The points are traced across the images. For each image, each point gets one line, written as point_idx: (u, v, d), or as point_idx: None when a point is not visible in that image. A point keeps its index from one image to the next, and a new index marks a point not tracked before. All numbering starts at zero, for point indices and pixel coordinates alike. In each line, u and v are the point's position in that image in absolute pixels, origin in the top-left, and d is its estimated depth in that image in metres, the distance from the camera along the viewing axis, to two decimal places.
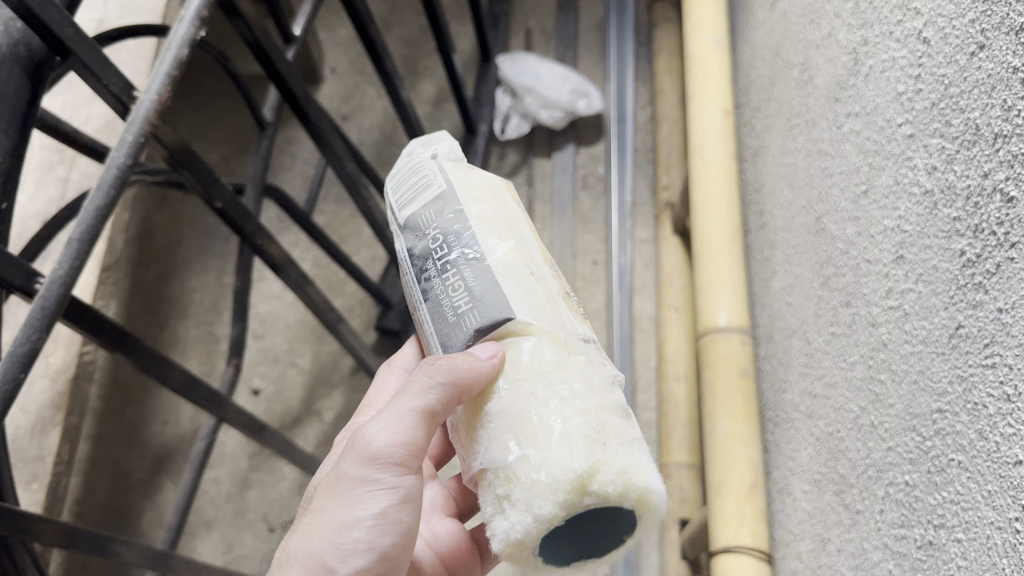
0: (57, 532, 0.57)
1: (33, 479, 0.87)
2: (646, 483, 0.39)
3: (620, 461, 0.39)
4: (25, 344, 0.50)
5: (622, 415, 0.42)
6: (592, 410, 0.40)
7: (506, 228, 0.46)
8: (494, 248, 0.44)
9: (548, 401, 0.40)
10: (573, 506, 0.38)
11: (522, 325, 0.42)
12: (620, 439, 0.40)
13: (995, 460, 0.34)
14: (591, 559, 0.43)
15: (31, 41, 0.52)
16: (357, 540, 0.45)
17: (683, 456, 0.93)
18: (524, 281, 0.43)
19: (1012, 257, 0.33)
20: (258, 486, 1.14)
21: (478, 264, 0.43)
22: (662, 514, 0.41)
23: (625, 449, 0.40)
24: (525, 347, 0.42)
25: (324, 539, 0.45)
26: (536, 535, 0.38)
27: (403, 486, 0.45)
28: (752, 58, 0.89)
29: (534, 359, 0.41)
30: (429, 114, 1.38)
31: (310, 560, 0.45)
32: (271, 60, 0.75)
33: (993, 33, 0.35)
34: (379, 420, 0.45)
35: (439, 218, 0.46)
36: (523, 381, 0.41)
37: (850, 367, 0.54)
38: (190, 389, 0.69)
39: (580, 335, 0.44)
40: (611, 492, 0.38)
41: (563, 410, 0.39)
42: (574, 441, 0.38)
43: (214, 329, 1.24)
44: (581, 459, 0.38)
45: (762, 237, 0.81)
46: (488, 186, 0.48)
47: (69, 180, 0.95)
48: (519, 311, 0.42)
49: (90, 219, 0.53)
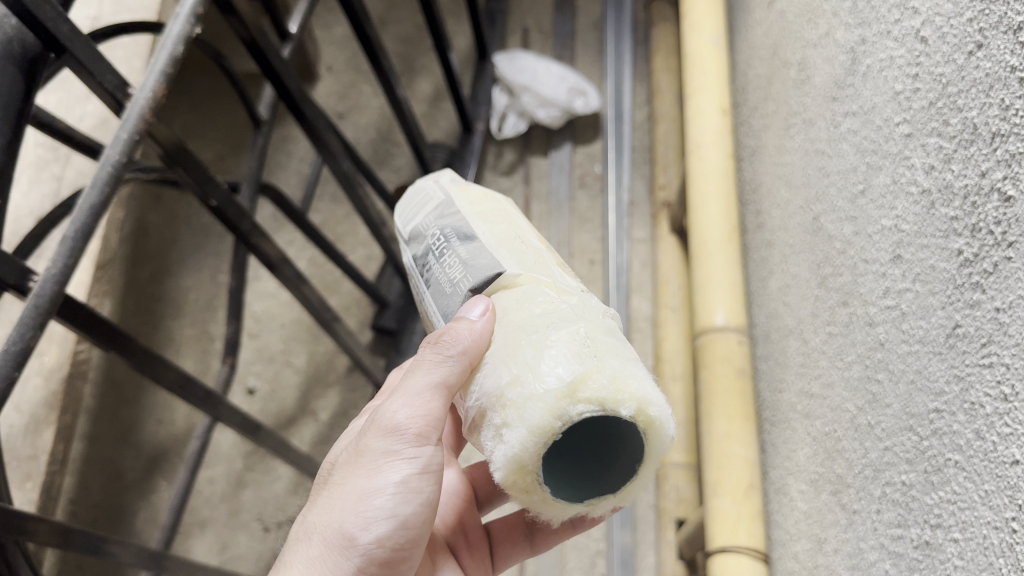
0: (52, 532, 0.57)
1: (27, 478, 0.86)
2: (642, 391, 0.38)
3: (612, 370, 0.38)
4: (18, 344, 0.49)
5: (616, 336, 0.41)
6: (582, 329, 0.40)
7: (498, 216, 0.47)
8: (486, 229, 0.46)
9: (536, 327, 0.40)
10: (568, 414, 0.36)
11: (511, 278, 0.43)
12: (612, 353, 0.39)
13: (991, 460, 0.34)
14: (607, 498, 0.40)
15: (25, 38, 0.50)
16: (377, 508, 0.45)
17: (680, 456, 0.93)
18: (516, 250, 0.45)
19: (1009, 257, 0.33)
20: (253, 486, 1.13)
21: (472, 242, 0.45)
22: (668, 432, 0.39)
23: (619, 361, 0.39)
24: (514, 294, 0.43)
25: (345, 510, 0.45)
26: (535, 451, 0.37)
27: (424, 456, 0.45)
28: (750, 58, 0.89)
29: (524, 298, 0.42)
30: (425, 112, 1.38)
31: (331, 529, 0.45)
32: (267, 59, 0.74)
33: (991, 32, 0.35)
34: (398, 395, 0.45)
35: (438, 219, 0.48)
36: (512, 316, 0.41)
37: (847, 366, 0.54)
38: (185, 388, 0.69)
39: (571, 284, 0.44)
40: (605, 397, 0.37)
41: (552, 332, 0.39)
42: (563, 354, 0.38)
43: (209, 327, 1.24)
44: (569, 367, 0.37)
45: (760, 237, 0.80)
46: (483, 189, 0.50)
47: (64, 178, 0.94)
48: (508, 265, 0.43)
49: (83, 217, 0.53)
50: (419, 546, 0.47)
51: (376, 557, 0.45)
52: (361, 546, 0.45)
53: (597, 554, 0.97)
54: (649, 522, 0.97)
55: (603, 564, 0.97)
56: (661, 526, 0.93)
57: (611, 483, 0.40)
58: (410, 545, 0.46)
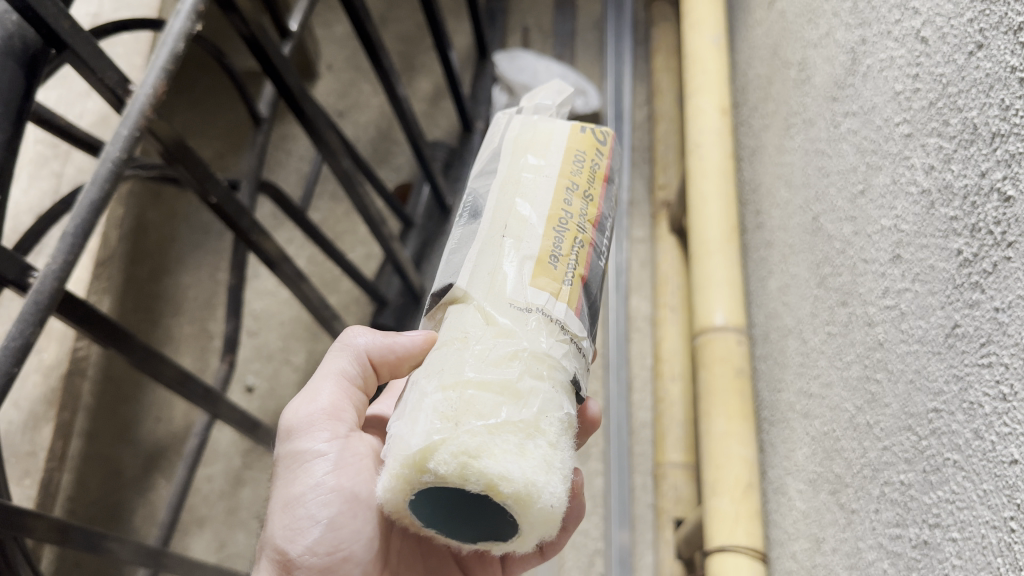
0: (50, 528, 0.57)
1: (25, 475, 0.86)
2: (491, 468, 0.33)
3: (462, 440, 0.33)
4: (18, 339, 0.49)
5: (508, 394, 0.35)
6: (463, 385, 0.35)
7: (508, 189, 0.43)
8: (487, 211, 0.43)
9: (430, 372, 0.38)
10: (414, 480, 0.34)
11: (461, 292, 0.40)
12: (480, 416, 0.34)
13: (989, 459, 0.34)
14: (505, 541, 0.38)
15: (26, 34, 0.50)
16: (302, 510, 0.46)
17: (679, 456, 0.93)
18: (488, 243, 0.41)
19: (1008, 257, 0.33)
20: (251, 484, 1.13)
21: (465, 227, 0.43)
22: (543, 502, 0.34)
23: (482, 428, 0.34)
24: (450, 314, 0.40)
25: (276, 523, 0.46)
26: (395, 505, 0.36)
27: (338, 449, 0.46)
28: (750, 57, 0.89)
29: (450, 326, 0.39)
30: (425, 112, 1.38)
31: (270, 544, 0.46)
32: (267, 56, 0.74)
33: (992, 32, 0.35)
34: (300, 398, 0.48)
35: (478, 175, 0.47)
36: (436, 348, 0.39)
37: (846, 366, 0.54)
38: (184, 385, 0.69)
39: (528, 306, 0.39)
40: (446, 473, 0.33)
41: (434, 385, 0.36)
42: (426, 412, 0.35)
43: (208, 325, 1.24)
44: (422, 432, 0.34)
45: (759, 236, 0.80)
46: (535, 142, 0.45)
47: (64, 174, 0.94)
48: (460, 278, 0.40)
49: (84, 213, 0.53)
50: (358, 543, 0.46)
51: (317, 562, 0.46)
52: (296, 554, 0.45)
53: (595, 554, 0.97)
54: (647, 521, 0.97)
55: (600, 564, 0.97)
56: (659, 526, 0.93)
57: (510, 525, 0.37)
58: (349, 542, 0.46)
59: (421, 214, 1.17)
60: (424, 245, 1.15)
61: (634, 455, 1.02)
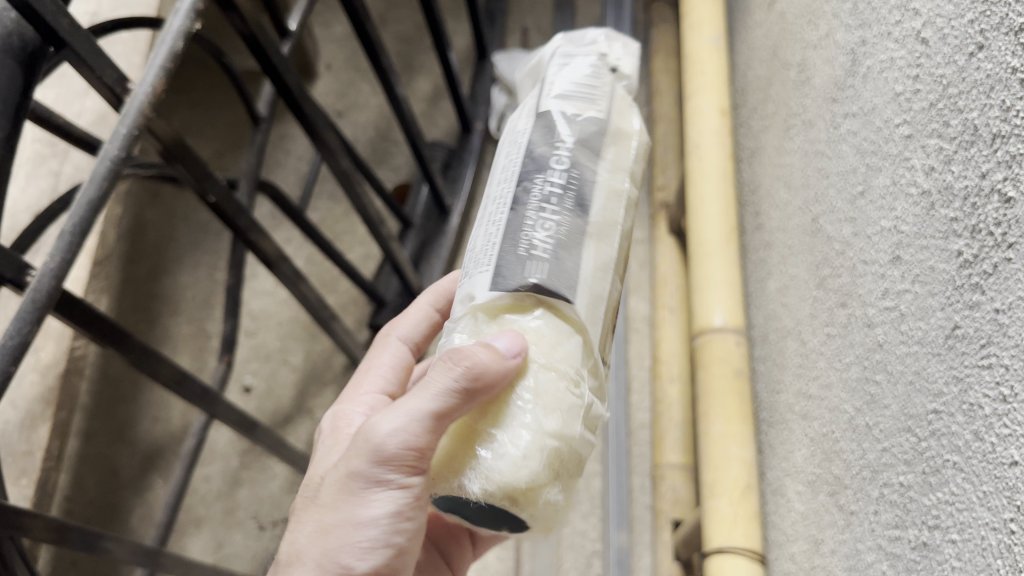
0: (47, 528, 0.56)
1: (22, 474, 0.86)
2: (553, 519, 0.38)
3: (554, 492, 0.37)
4: (15, 338, 0.49)
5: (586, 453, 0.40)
6: (573, 441, 0.38)
7: (620, 200, 0.43)
8: (601, 213, 0.42)
9: (549, 406, 0.37)
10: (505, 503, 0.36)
11: (581, 315, 0.39)
12: (568, 473, 0.38)
13: (990, 461, 0.34)
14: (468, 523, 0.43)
15: (24, 31, 0.50)
16: (345, 550, 0.41)
17: (677, 457, 0.93)
18: (602, 263, 0.41)
19: (1009, 258, 0.33)
20: (249, 484, 1.13)
21: (580, 218, 0.41)
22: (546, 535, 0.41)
23: (566, 484, 0.38)
24: (566, 328, 0.39)
25: (336, 540, 0.41)
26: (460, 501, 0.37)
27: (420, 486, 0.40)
28: (749, 59, 0.89)
29: (564, 345, 0.39)
30: (424, 112, 1.38)
31: (323, 558, 0.42)
32: (267, 54, 0.73)
33: (993, 33, 0.35)
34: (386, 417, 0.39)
35: (579, 137, 0.43)
36: (552, 359, 0.38)
37: (845, 368, 0.54)
38: (182, 384, 0.68)
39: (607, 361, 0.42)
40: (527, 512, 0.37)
41: (552, 425, 0.37)
42: (541, 452, 0.36)
43: (206, 325, 1.24)
44: (535, 472, 0.36)
45: (758, 238, 0.80)
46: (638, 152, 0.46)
47: (62, 173, 0.93)
48: (581, 302, 0.39)
49: (82, 211, 0.52)
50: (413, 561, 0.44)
51: None
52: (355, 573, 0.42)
53: (593, 555, 0.97)
54: (645, 523, 0.97)
55: (598, 565, 0.97)
56: (658, 527, 0.93)
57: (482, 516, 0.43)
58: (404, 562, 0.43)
59: (420, 214, 1.17)
60: (422, 245, 1.15)
61: (632, 456, 1.02)
